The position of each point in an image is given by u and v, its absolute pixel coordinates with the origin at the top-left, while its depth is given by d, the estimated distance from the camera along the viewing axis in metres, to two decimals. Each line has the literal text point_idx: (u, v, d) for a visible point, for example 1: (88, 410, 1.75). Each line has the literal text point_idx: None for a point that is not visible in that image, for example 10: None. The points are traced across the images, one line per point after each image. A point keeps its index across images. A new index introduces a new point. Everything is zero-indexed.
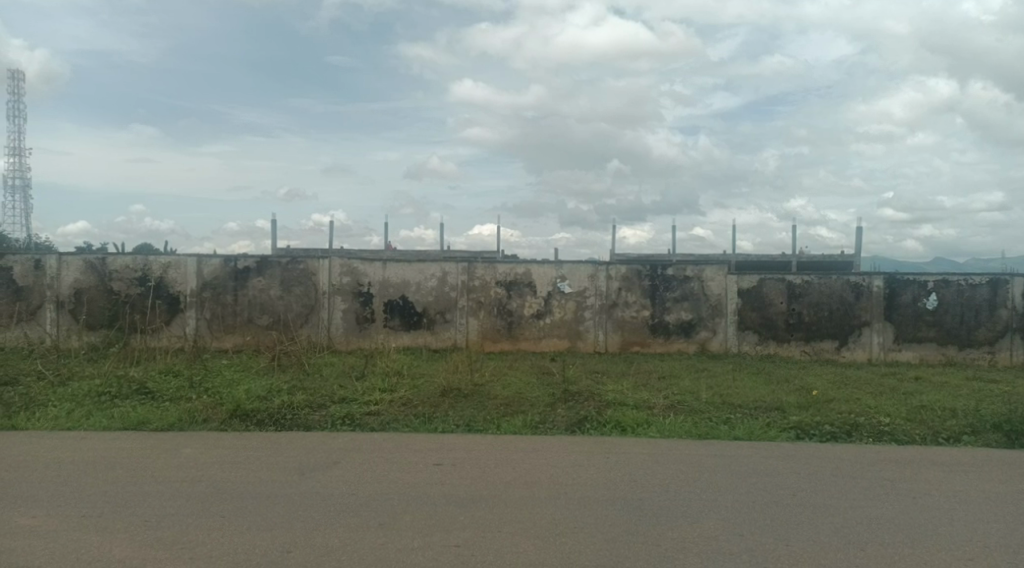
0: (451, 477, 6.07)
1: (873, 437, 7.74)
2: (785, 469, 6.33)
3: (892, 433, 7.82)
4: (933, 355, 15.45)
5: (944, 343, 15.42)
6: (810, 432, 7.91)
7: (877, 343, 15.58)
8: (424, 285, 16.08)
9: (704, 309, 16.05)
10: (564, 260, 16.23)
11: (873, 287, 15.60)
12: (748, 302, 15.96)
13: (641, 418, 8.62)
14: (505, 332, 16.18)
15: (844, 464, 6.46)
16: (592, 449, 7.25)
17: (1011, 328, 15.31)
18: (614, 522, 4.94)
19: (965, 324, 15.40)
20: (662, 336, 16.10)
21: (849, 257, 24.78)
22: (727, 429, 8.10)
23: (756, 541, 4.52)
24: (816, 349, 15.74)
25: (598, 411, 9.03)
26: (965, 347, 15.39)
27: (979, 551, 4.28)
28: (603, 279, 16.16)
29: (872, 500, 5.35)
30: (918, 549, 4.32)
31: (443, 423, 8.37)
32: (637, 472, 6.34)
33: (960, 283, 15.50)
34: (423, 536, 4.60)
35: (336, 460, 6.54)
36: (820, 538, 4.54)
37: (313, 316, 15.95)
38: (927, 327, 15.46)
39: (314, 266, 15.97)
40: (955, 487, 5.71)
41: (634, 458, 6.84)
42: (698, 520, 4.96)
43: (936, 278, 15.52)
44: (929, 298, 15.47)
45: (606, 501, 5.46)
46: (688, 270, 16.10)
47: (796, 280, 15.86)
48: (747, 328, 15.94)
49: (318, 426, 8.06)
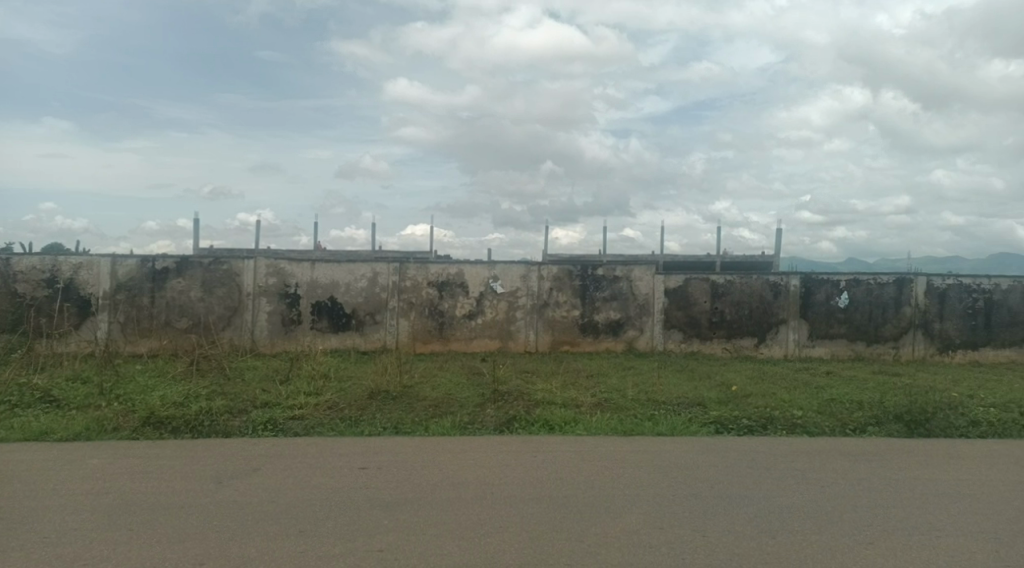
0: (376, 482, 5.98)
1: (787, 429, 8.08)
2: (704, 462, 6.53)
3: (804, 425, 8.19)
4: (843, 351, 16.25)
5: (853, 339, 16.24)
6: (729, 426, 8.20)
7: (793, 340, 16.26)
8: (354, 286, 15.83)
9: (633, 308, 16.39)
10: (496, 260, 16.27)
11: (791, 285, 16.28)
12: (675, 301, 16.38)
13: (568, 417, 8.73)
14: (436, 333, 16.10)
15: (759, 456, 6.72)
16: (520, 448, 7.30)
17: (914, 324, 16.18)
18: (537, 520, 4.98)
19: (873, 320, 16.23)
20: (591, 335, 16.35)
21: (770, 255, 25.75)
22: (651, 425, 8.30)
23: (674, 533, 4.65)
24: (737, 346, 16.31)
25: (527, 411, 9.08)
26: (872, 342, 16.22)
27: (879, 534, 4.53)
28: (535, 280, 16.29)
29: (784, 489, 5.58)
30: (824, 535, 4.53)
31: (370, 425, 8.26)
32: (564, 470, 6.41)
33: (869, 282, 16.30)
34: (344, 541, 4.52)
35: (256, 467, 6.36)
36: (734, 528, 4.71)
37: (237, 318, 15.45)
38: (839, 324, 16.25)
39: (238, 266, 15.47)
40: (860, 475, 6.02)
41: (561, 456, 6.92)
42: (620, 515, 5.06)
43: (847, 277, 16.31)
44: (841, 296, 16.25)
45: (532, 500, 5.50)
46: (617, 270, 16.41)
47: (720, 279, 16.37)
48: (673, 326, 16.36)
49: (238, 432, 7.83)
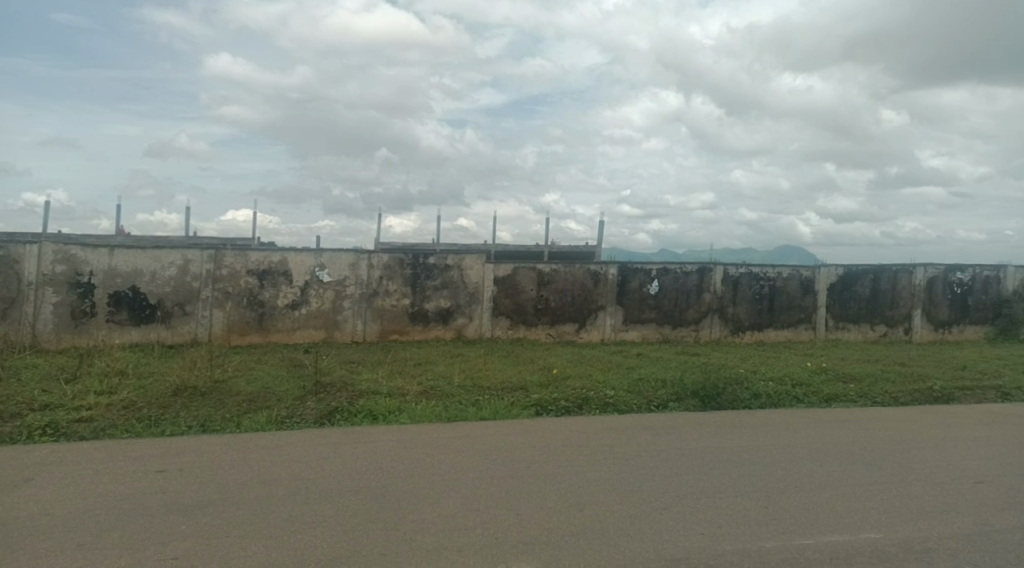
0: (176, 484, 5.51)
1: (600, 409, 8.56)
2: (521, 443, 6.73)
3: (615, 403, 8.72)
4: (652, 334, 17.53)
5: (661, 323, 17.56)
6: (548, 408, 8.52)
7: (609, 324, 17.27)
8: (161, 274, 14.54)
9: (462, 296, 16.52)
10: (324, 247, 15.64)
11: (609, 274, 17.25)
12: (503, 289, 16.74)
13: (392, 406, 8.61)
14: (255, 325, 15.22)
15: (573, 435, 7.05)
16: (339, 440, 7.08)
17: (713, 309, 17.79)
18: (352, 512, 4.85)
19: (678, 306, 17.64)
20: (420, 324, 16.29)
21: (594, 244, 27.13)
22: (474, 410, 8.42)
23: (488, 513, 4.74)
24: (559, 331, 17.03)
25: (349, 401, 8.84)
26: (677, 326, 17.64)
27: (672, 499, 4.91)
28: (364, 268, 15.88)
29: (593, 465, 5.89)
30: (625, 504, 4.84)
31: (173, 424, 7.60)
32: (383, 459, 6.31)
33: (676, 271, 17.65)
34: (133, 552, 4.12)
35: (29, 478, 5.61)
36: (545, 504, 4.90)
37: (15, 311, 13.56)
38: (649, 309, 17.50)
39: (17, 252, 13.59)
40: (660, 447, 6.52)
41: (382, 446, 6.81)
42: (438, 500, 5.06)
43: (658, 266, 17.56)
44: (653, 283, 17.48)
45: (348, 492, 5.35)
46: (448, 258, 16.44)
47: (545, 268, 16.94)
48: (500, 314, 16.72)
49: (9, 439, 6.86)
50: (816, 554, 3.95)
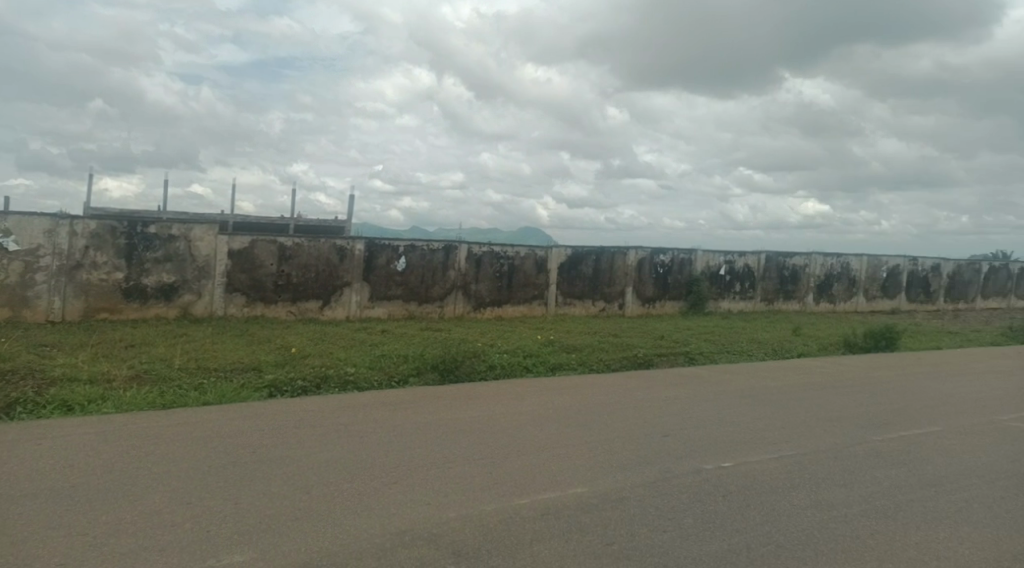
0: None
1: (339, 387, 8.38)
2: (248, 428, 6.34)
3: (355, 381, 8.60)
4: (398, 311, 17.61)
5: (407, 300, 17.70)
6: (283, 388, 8.13)
7: (354, 301, 16.99)
8: None
9: (190, 270, 15.11)
10: (9, 211, 13.51)
11: (355, 250, 16.93)
12: (238, 263, 15.62)
13: (96, 394, 7.57)
14: None
15: (306, 416, 6.82)
16: (21, 437, 6.05)
17: (457, 286, 18.35)
18: (29, 519, 4.15)
19: (424, 283, 17.90)
20: (137, 301, 14.63)
21: (351, 210, 26.49)
22: (197, 395, 7.74)
23: (203, 505, 4.37)
24: (301, 308, 16.35)
25: (39, 392, 7.57)
26: (423, 302, 17.91)
27: (403, 474, 4.98)
28: (64, 237, 13.90)
29: (324, 445, 5.75)
30: (355, 482, 4.79)
31: None
32: (78, 456, 5.52)
33: (423, 248, 17.87)
34: None
35: None
36: (269, 490, 4.66)
37: None
38: (396, 286, 17.53)
39: None
40: (396, 423, 6.58)
41: (77, 440, 5.96)
42: (142, 497, 4.55)
43: (405, 243, 17.62)
44: (399, 260, 17.54)
45: (27, 497, 4.58)
46: (173, 229, 14.96)
47: (287, 242, 16.13)
48: (236, 290, 15.59)
49: None
50: (530, 513, 4.27)
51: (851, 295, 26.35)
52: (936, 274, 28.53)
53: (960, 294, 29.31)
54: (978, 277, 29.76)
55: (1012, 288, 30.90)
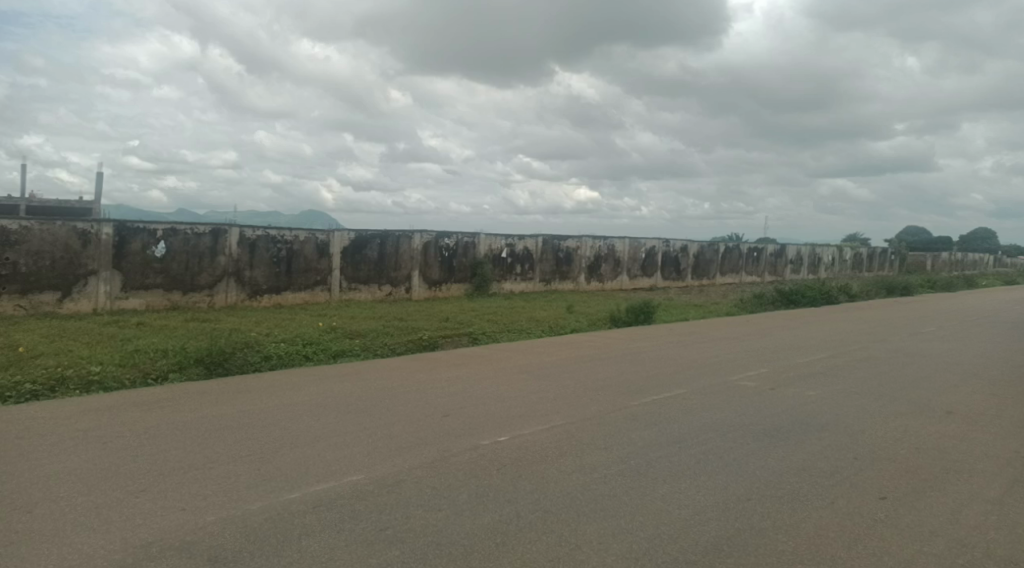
0: None
1: (80, 389, 7.37)
2: None
3: (101, 381, 7.62)
4: (159, 301, 15.95)
5: (169, 288, 16.09)
6: (5, 394, 6.95)
7: (103, 292, 15.12)
8: None
9: None
10: None
11: (102, 233, 15.07)
12: None
13: None
14: None
15: (35, 424, 5.89)
16: None
17: (228, 273, 17.00)
18: None
19: (189, 270, 16.36)
20: None
21: (101, 188, 23.49)
22: None
23: None
24: (33, 301, 14.26)
25: None
26: (188, 291, 16.37)
27: (154, 479, 4.50)
28: None
29: (56, 455, 5.01)
30: (93, 494, 4.22)
31: None
32: None
33: (186, 231, 16.34)
34: None
35: None
36: None
37: None
38: (155, 274, 15.86)
39: None
40: (149, 424, 5.93)
41: None
42: None
43: (164, 226, 16.00)
44: (158, 245, 15.89)
45: None
46: None
47: (11, 226, 13.98)
48: None
49: None
50: (301, 507, 4.08)
51: (617, 275, 28.81)
52: (684, 255, 32.17)
53: (704, 272, 33.41)
54: (718, 257, 34.13)
55: (743, 266, 35.87)
